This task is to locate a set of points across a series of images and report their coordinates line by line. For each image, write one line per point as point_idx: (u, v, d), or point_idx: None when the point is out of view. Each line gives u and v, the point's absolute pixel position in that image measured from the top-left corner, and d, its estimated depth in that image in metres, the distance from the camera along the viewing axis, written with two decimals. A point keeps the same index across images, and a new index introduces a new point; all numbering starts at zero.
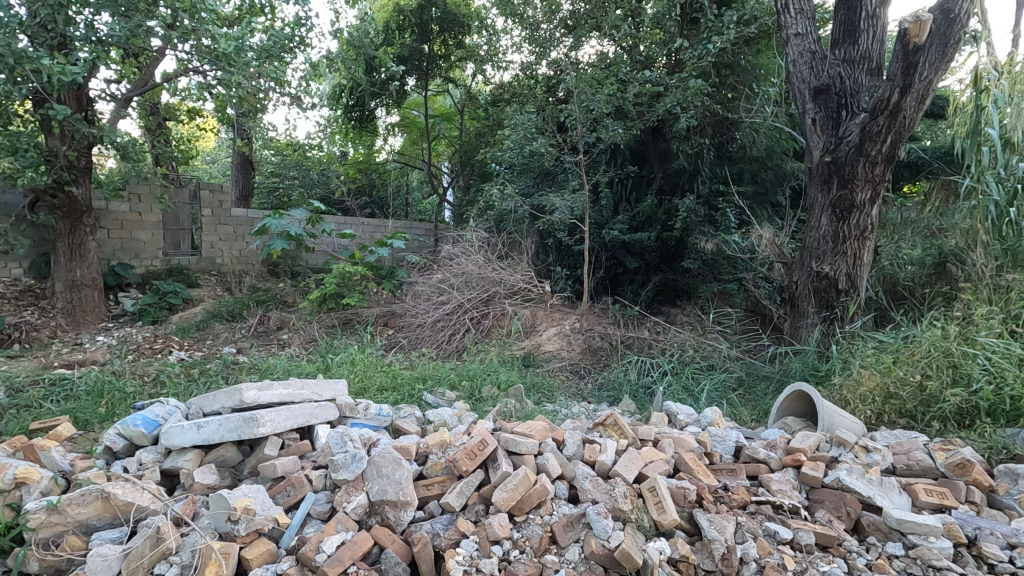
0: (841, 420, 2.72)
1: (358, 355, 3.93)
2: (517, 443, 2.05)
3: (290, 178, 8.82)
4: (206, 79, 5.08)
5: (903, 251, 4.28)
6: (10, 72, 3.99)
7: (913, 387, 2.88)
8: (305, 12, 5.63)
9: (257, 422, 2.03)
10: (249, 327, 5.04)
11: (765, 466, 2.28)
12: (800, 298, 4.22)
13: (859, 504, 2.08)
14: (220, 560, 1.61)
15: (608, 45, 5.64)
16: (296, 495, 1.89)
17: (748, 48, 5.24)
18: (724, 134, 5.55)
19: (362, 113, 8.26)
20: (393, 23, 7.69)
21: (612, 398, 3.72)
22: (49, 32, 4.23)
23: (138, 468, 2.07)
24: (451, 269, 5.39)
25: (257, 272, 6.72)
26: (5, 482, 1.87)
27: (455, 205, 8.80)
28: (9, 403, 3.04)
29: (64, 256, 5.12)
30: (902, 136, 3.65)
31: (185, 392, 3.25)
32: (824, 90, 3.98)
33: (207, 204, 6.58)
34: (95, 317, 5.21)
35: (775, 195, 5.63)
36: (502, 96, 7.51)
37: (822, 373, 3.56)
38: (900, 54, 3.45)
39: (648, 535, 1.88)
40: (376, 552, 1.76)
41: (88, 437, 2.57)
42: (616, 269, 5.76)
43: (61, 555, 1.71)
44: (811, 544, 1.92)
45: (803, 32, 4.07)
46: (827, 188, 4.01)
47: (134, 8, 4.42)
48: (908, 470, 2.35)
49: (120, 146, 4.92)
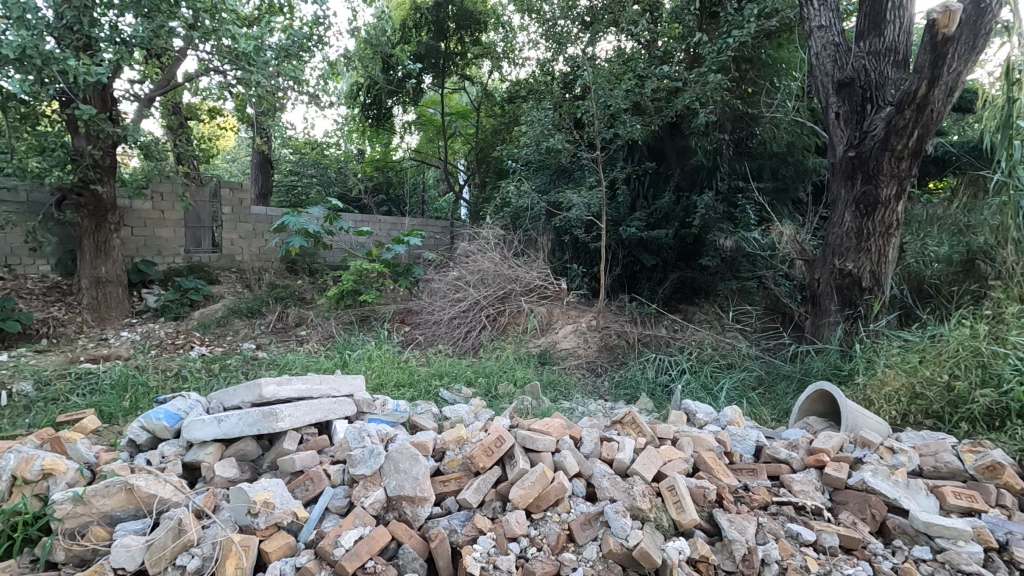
0: (865, 421, 2.67)
1: (375, 351, 3.95)
2: (533, 440, 2.05)
3: (309, 177, 8.89)
4: (227, 78, 5.17)
5: (930, 248, 4.18)
6: (38, 73, 4.07)
7: (940, 387, 2.81)
8: (323, 10, 5.65)
9: (277, 417, 2.07)
10: (268, 323, 5.10)
11: (786, 466, 2.24)
12: (822, 296, 4.14)
13: (884, 507, 2.04)
14: (240, 552, 1.64)
15: (625, 40, 5.62)
16: (314, 490, 1.90)
17: (770, 41, 5.07)
18: (744, 130, 5.43)
19: (379, 111, 8.28)
20: (409, 22, 7.74)
21: (629, 396, 3.68)
22: (74, 34, 4.30)
23: (161, 461, 2.10)
24: (468, 266, 5.40)
25: (275, 269, 6.79)
26: (33, 473, 1.91)
27: (471, 202, 8.81)
28: (38, 396, 3.12)
29: (89, 253, 5.22)
30: (929, 130, 3.54)
31: (206, 386, 3.30)
32: (847, 83, 3.90)
33: (228, 203, 6.68)
34: (119, 312, 5.33)
35: (795, 192, 5.56)
36: (519, 93, 7.54)
37: (844, 372, 3.48)
38: (928, 45, 3.33)
39: (667, 534, 1.86)
40: (393, 547, 1.77)
41: (112, 430, 2.62)
42: (633, 266, 5.72)
43: (87, 546, 1.73)
44: (835, 546, 1.88)
45: (826, 24, 3.98)
46: (851, 184, 3.94)
47: (157, 9, 4.48)
48: (935, 472, 2.29)
49: (144, 146, 5.06)
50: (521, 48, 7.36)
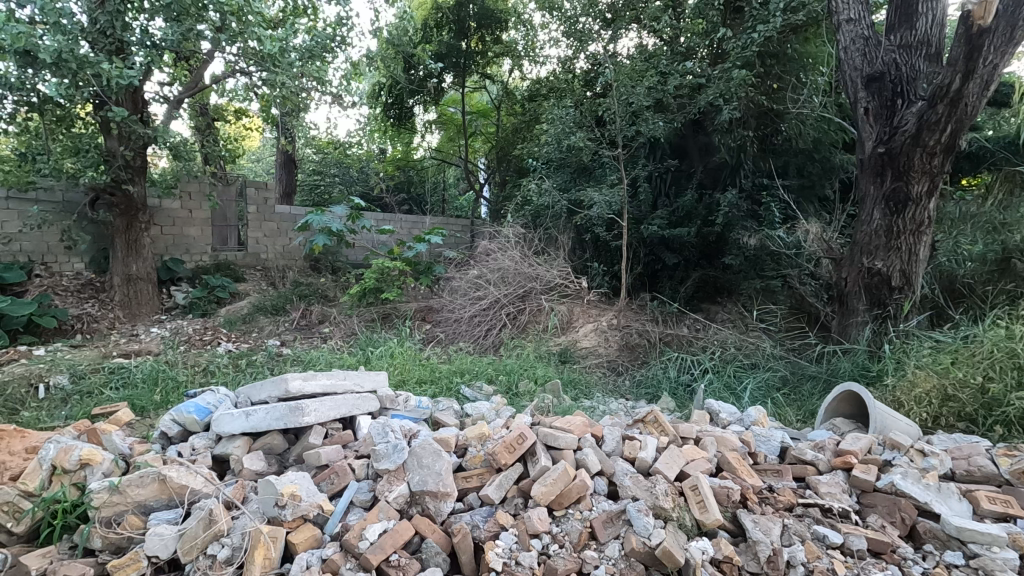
0: (896, 423, 2.60)
1: (396, 348, 4.00)
2: (555, 437, 2.06)
3: (331, 176, 8.99)
4: (253, 80, 5.27)
5: (963, 246, 4.06)
6: (74, 77, 4.19)
7: (973, 390, 2.74)
8: (346, 11, 5.70)
9: (303, 411, 2.11)
10: (292, 320, 5.19)
11: (812, 468, 2.21)
12: (850, 296, 4.06)
13: (915, 510, 1.99)
14: (269, 543, 1.68)
15: (647, 37, 5.60)
16: (339, 483, 1.93)
17: (796, 36, 4.98)
18: (769, 126, 5.34)
19: (400, 111, 8.43)
20: (431, 21, 7.80)
21: (651, 396, 3.66)
22: (108, 38, 4.44)
23: (191, 453, 2.16)
24: (488, 265, 5.42)
25: (299, 268, 6.90)
26: (72, 462, 1.97)
27: (491, 201, 8.82)
28: (74, 390, 3.25)
29: (121, 251, 5.38)
30: (963, 126, 3.43)
31: (234, 381, 3.39)
32: (877, 77, 3.80)
33: (253, 202, 6.80)
34: (149, 309, 5.47)
35: (822, 188, 5.45)
36: (540, 91, 7.54)
37: (873, 373, 3.41)
38: (963, 37, 3.23)
39: (690, 534, 1.85)
40: (416, 541, 1.79)
41: (144, 423, 2.70)
42: (655, 265, 5.68)
43: (122, 533, 1.78)
44: (863, 550, 1.85)
45: (855, 17, 3.91)
46: (880, 181, 3.85)
47: (185, 13, 4.57)
48: (968, 476, 2.24)
49: (173, 146, 5.19)
50: (541, 47, 7.37)
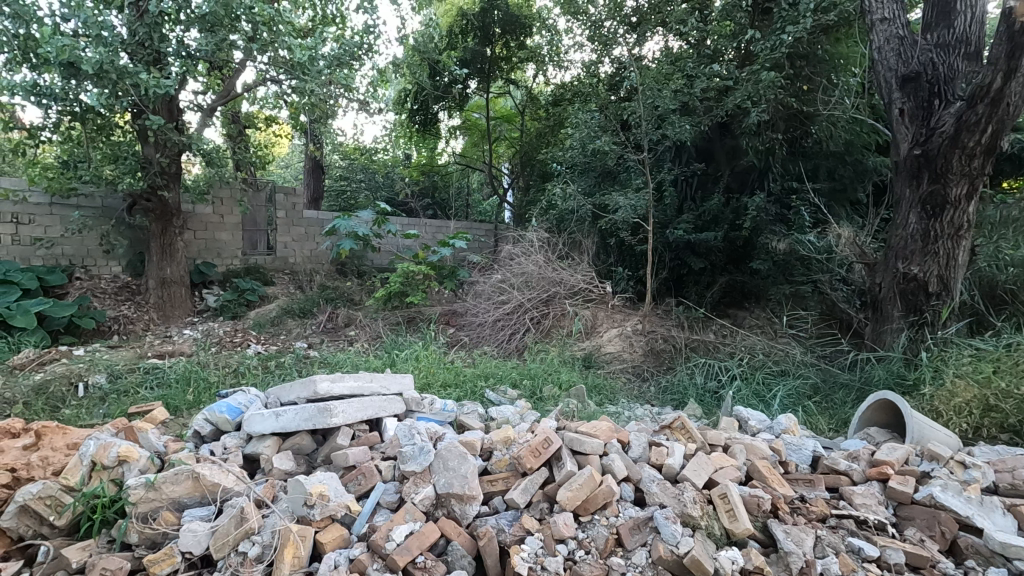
0: (935, 433, 2.52)
1: (422, 351, 4.03)
2: (581, 442, 2.04)
3: (357, 182, 9.27)
4: (283, 87, 5.40)
5: (1004, 251, 3.93)
6: (114, 87, 4.36)
7: (1016, 400, 2.65)
8: (373, 19, 5.77)
9: (331, 413, 2.14)
10: (318, 323, 5.26)
11: (846, 478, 2.14)
12: (884, 302, 3.95)
13: (955, 525, 1.92)
14: (298, 542, 1.71)
15: (673, 40, 5.55)
16: (366, 484, 1.95)
17: (827, 36, 4.86)
18: (798, 129, 5.20)
19: (425, 117, 8.35)
20: (456, 28, 7.88)
21: (677, 402, 3.61)
22: (146, 49, 4.61)
23: (223, 452, 2.20)
24: (512, 269, 5.43)
25: (326, 271, 7.01)
26: (110, 459, 2.03)
27: (515, 206, 8.84)
28: (111, 389, 3.35)
29: (156, 255, 5.54)
30: (1005, 126, 3.31)
31: (263, 382, 3.46)
32: (913, 77, 3.69)
33: (283, 207, 6.95)
34: (182, 311, 5.62)
35: (854, 192, 5.33)
36: (564, 96, 7.57)
37: (909, 382, 3.30)
38: (1005, 35, 3.11)
39: (719, 543, 1.82)
40: (442, 544, 1.79)
41: (178, 422, 2.77)
42: (681, 269, 5.62)
43: (158, 529, 1.83)
44: (900, 564, 1.79)
45: (890, 16, 3.81)
46: (916, 183, 3.74)
47: (220, 23, 4.71)
48: (1013, 490, 2.15)
49: (206, 153, 5.36)
50: (566, 51, 7.40)
